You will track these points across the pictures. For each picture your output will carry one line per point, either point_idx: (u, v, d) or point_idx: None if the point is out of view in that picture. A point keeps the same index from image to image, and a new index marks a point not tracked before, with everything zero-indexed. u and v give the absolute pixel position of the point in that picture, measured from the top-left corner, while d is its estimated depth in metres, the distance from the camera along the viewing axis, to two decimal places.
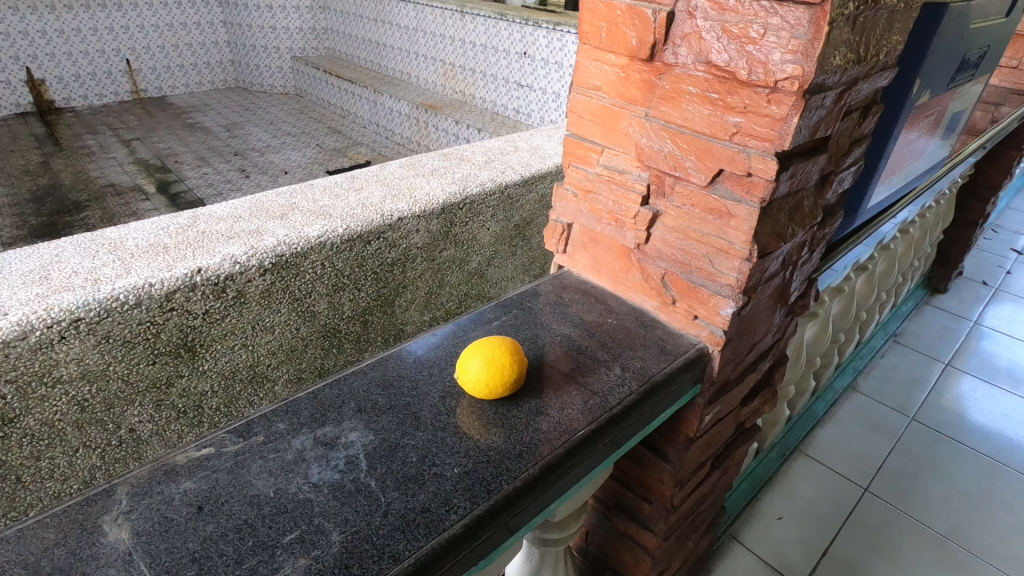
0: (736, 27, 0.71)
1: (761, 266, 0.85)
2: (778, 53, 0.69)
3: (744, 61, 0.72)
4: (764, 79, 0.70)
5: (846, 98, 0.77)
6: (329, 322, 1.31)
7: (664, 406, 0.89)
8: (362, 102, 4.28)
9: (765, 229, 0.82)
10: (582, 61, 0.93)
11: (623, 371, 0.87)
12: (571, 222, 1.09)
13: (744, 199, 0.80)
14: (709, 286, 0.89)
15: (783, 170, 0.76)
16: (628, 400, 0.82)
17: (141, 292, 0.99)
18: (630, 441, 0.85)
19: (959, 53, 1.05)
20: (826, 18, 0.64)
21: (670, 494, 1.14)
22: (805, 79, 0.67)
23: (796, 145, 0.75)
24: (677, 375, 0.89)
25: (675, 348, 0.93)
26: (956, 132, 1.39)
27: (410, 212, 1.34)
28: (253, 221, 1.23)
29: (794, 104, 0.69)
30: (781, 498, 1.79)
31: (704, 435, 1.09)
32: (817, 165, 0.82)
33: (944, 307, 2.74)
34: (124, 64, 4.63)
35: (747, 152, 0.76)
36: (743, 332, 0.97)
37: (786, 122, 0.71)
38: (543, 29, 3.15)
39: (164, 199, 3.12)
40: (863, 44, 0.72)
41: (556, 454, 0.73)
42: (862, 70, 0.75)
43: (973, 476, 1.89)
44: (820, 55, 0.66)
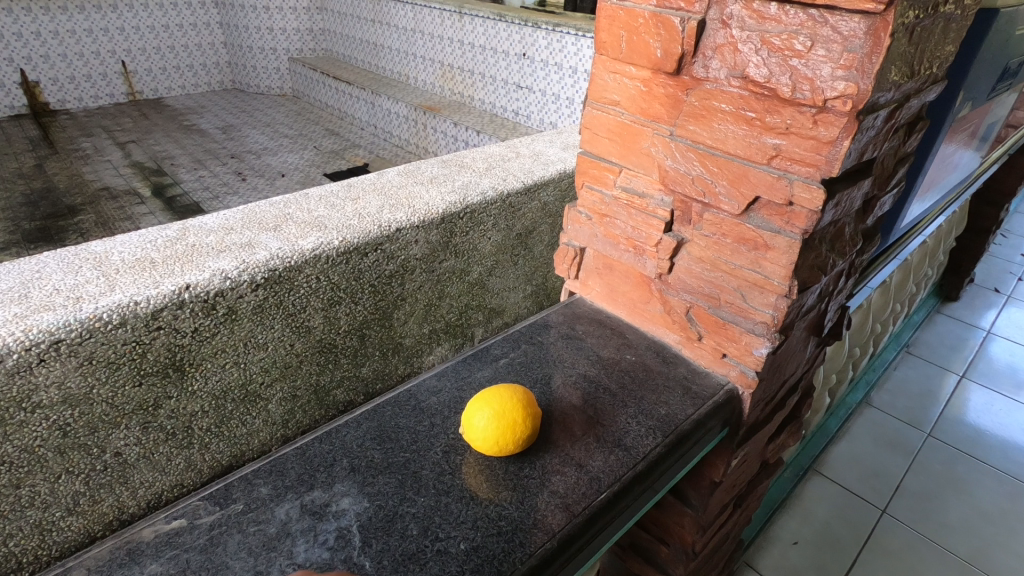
0: (778, 39, 0.66)
1: (800, 301, 0.80)
2: (827, 68, 0.63)
3: (786, 76, 0.66)
4: (811, 97, 0.65)
5: (897, 116, 0.71)
6: (325, 337, 1.24)
7: (691, 456, 0.85)
8: (359, 104, 4.22)
9: (805, 262, 0.76)
10: (599, 73, 0.87)
11: (645, 421, 0.83)
12: (584, 246, 1.04)
13: (783, 230, 0.74)
14: (741, 324, 0.84)
15: (829, 199, 0.70)
16: (654, 454, 0.78)
17: (126, 310, 0.92)
18: (657, 494, 0.81)
19: (1000, 61, 0.99)
20: (887, 30, 0.58)
21: (691, 539, 1.10)
22: (860, 98, 0.61)
23: (843, 170, 0.69)
24: (704, 422, 0.84)
25: (702, 390, 0.89)
26: (988, 141, 1.33)
27: (408, 222, 1.27)
28: (245, 232, 1.17)
29: (845, 126, 0.63)
30: (796, 521, 1.74)
31: (729, 477, 1.04)
32: (861, 191, 0.76)
33: (956, 316, 2.68)
34: (120, 66, 4.56)
35: (789, 178, 0.70)
36: (776, 369, 0.91)
37: (835, 146, 0.65)
38: (542, 30, 3.09)
39: (160, 202, 3.05)
40: (920, 56, 0.66)
41: (575, 524, 0.69)
42: (914, 85, 0.69)
43: (994, 495, 1.84)
44: (877, 71, 0.60)
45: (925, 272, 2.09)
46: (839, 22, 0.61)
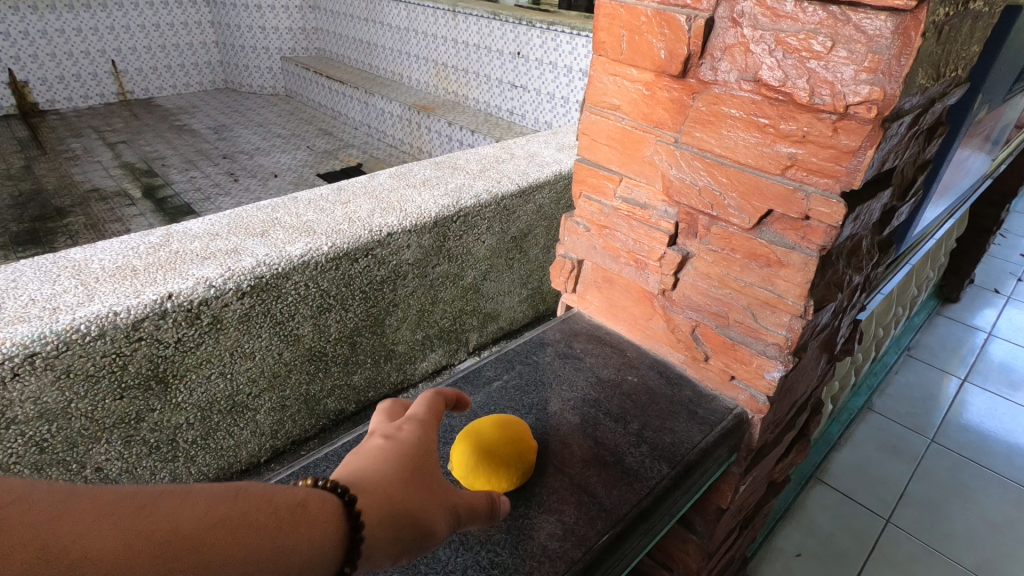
0: (794, 39, 0.61)
1: (814, 321, 0.76)
2: (849, 70, 0.59)
3: (804, 79, 0.62)
4: (831, 103, 0.60)
5: (920, 123, 0.67)
6: (314, 345, 1.19)
7: (698, 486, 0.80)
8: (353, 103, 4.16)
9: (821, 280, 0.72)
10: (597, 76, 0.83)
11: (650, 450, 0.79)
12: (582, 259, 1.00)
13: (799, 245, 0.70)
14: (752, 345, 0.80)
15: (849, 214, 0.66)
16: (660, 488, 0.74)
17: (104, 321, 0.87)
18: (663, 528, 0.77)
19: (1017, 62, 0.95)
20: (918, 28, 0.54)
21: (696, 566, 1.06)
22: (887, 103, 0.57)
23: (865, 181, 0.65)
24: (712, 450, 0.80)
25: (709, 414, 0.85)
26: (998, 143, 1.30)
27: (400, 226, 1.23)
28: (231, 238, 1.12)
29: (868, 134, 0.59)
30: (800, 533, 1.70)
31: (736, 502, 1.00)
32: (880, 202, 0.72)
33: (957, 318, 2.66)
34: (110, 66, 4.49)
35: (806, 190, 0.66)
36: (787, 390, 0.88)
37: (858, 156, 0.61)
38: (537, 28, 3.05)
39: (150, 204, 2.98)
40: (946, 58, 0.62)
41: (575, 569, 0.65)
42: (940, 89, 0.65)
43: (1000, 503, 1.80)
44: (906, 73, 0.56)
45: (926, 275, 2.06)
46: (863, 20, 0.56)
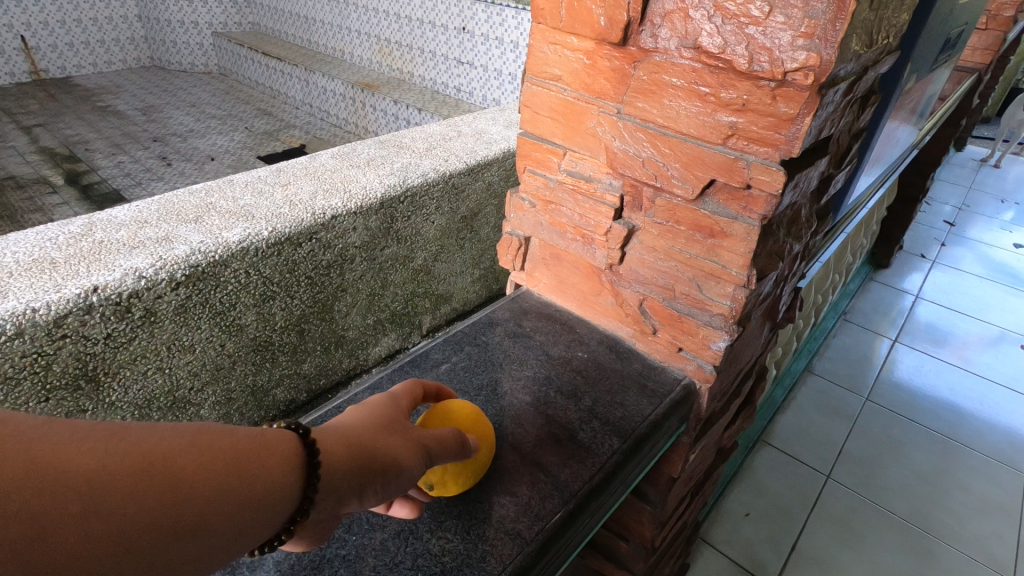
0: (734, 5, 0.61)
1: (757, 290, 0.77)
2: (786, 36, 0.59)
3: (742, 46, 0.61)
4: (769, 70, 0.61)
5: (854, 90, 0.68)
6: (259, 335, 1.15)
7: (650, 457, 0.82)
8: (292, 82, 3.98)
9: (762, 250, 0.73)
10: (537, 45, 0.81)
11: (601, 425, 0.79)
12: (529, 236, 0.99)
13: (741, 215, 0.71)
14: (697, 316, 0.81)
15: (788, 183, 0.67)
16: (611, 463, 0.75)
17: (21, 319, 0.80)
18: (616, 502, 0.78)
19: (942, 33, 0.98)
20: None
21: (650, 535, 1.08)
22: (823, 69, 0.58)
23: (803, 149, 0.66)
24: (662, 422, 0.82)
25: (658, 386, 0.86)
26: (925, 112, 1.35)
27: (345, 208, 1.18)
28: (161, 226, 1.04)
29: (805, 102, 0.60)
30: (748, 494, 1.78)
31: (687, 471, 1.03)
32: (817, 171, 0.74)
33: (888, 283, 2.81)
34: (19, 42, 4.12)
35: (746, 159, 0.67)
36: (733, 359, 0.90)
37: (795, 124, 0.62)
38: (482, 3, 2.97)
39: (74, 191, 2.78)
40: (877, 25, 0.63)
41: (528, 552, 0.64)
42: (872, 57, 0.66)
43: (926, 454, 1.94)
44: (841, 39, 0.56)
45: (861, 242, 2.16)
46: None
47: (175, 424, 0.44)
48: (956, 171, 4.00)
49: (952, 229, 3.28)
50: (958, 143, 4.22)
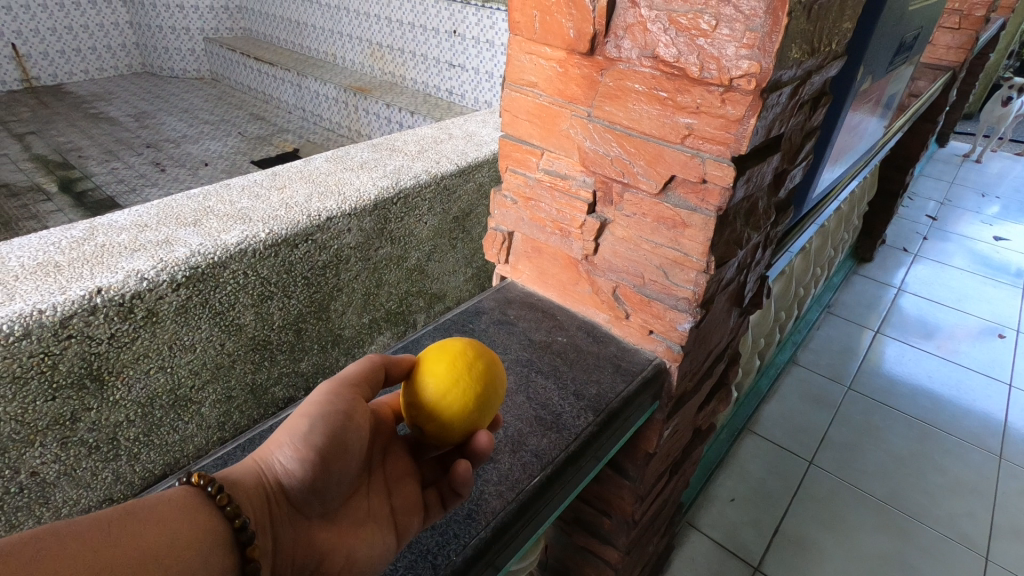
0: (685, 18, 0.66)
1: (718, 275, 0.83)
2: (731, 47, 0.64)
3: (694, 55, 0.67)
4: (718, 76, 0.66)
5: (800, 93, 0.74)
6: (258, 334, 1.19)
7: (623, 432, 0.88)
8: (285, 87, 4.02)
9: (720, 238, 0.79)
10: (515, 54, 0.86)
11: (578, 401, 0.85)
12: (512, 230, 1.04)
13: (700, 207, 0.76)
14: (664, 300, 0.87)
15: (739, 176, 0.72)
16: (586, 434, 0.80)
17: (29, 320, 0.84)
18: (593, 470, 0.84)
19: (896, 36, 1.05)
20: (785, 8, 0.59)
21: (631, 509, 1.14)
22: (763, 76, 0.63)
23: (753, 146, 0.71)
24: (634, 398, 0.87)
25: (631, 366, 0.92)
26: (891, 110, 1.41)
27: (340, 210, 1.23)
28: (161, 230, 1.09)
29: (750, 104, 0.65)
30: (733, 479, 1.84)
31: (663, 447, 1.09)
32: (771, 165, 0.79)
33: (871, 276, 2.88)
34: (10, 50, 4.12)
35: (702, 156, 0.72)
36: (701, 341, 0.95)
37: (742, 123, 0.67)
38: (471, 6, 3.03)
39: (68, 198, 2.81)
40: (818, 34, 0.69)
41: (509, 510, 0.70)
42: (816, 62, 0.72)
43: (905, 439, 2.00)
44: (778, 49, 0.62)
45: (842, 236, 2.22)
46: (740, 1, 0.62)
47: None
48: (939, 166, 4.08)
49: (935, 223, 3.36)
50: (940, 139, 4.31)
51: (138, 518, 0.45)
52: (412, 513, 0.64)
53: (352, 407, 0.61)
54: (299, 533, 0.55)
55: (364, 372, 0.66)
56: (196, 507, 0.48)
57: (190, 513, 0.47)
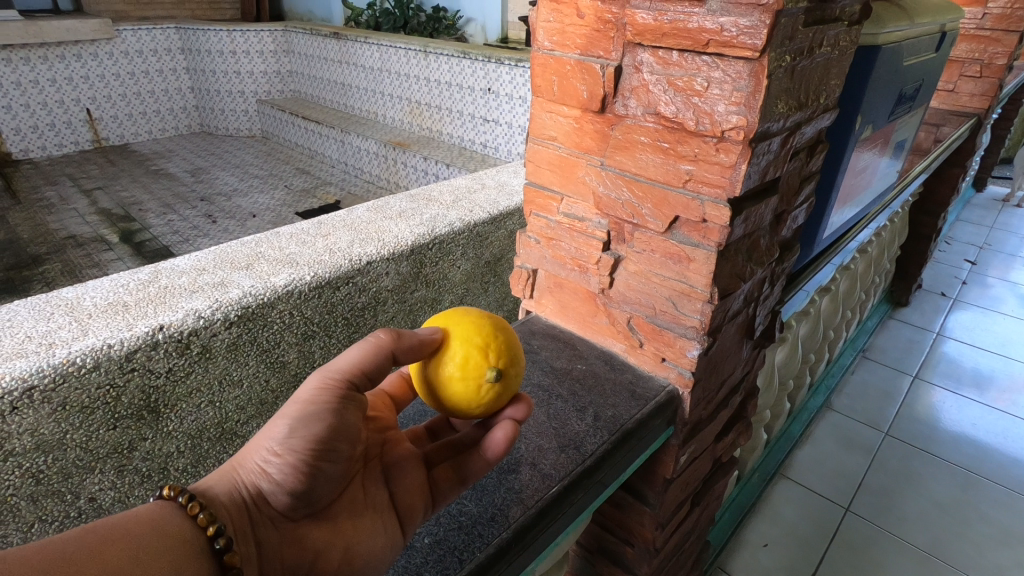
0: (681, 81, 0.74)
1: (724, 306, 0.88)
2: (722, 104, 0.72)
3: (690, 112, 0.75)
4: (711, 129, 0.73)
5: (792, 142, 0.81)
6: (300, 371, 1.27)
7: (638, 452, 0.92)
8: (329, 143, 4.29)
9: (724, 271, 0.85)
10: (537, 113, 0.96)
11: (595, 421, 0.90)
12: (536, 268, 1.11)
13: (701, 243, 0.82)
14: (674, 329, 0.92)
15: (737, 215, 0.78)
16: (601, 450, 0.85)
17: (99, 354, 0.93)
18: (608, 489, 0.88)
19: (895, 87, 1.11)
20: (765, 72, 0.67)
21: (652, 537, 1.16)
22: (750, 129, 0.70)
23: (747, 189, 0.78)
24: (648, 420, 0.92)
25: (645, 392, 0.96)
26: (903, 155, 1.46)
27: (379, 255, 1.32)
28: (217, 272, 1.18)
29: (740, 152, 0.72)
30: (765, 525, 1.81)
31: (681, 475, 1.12)
32: (770, 206, 0.85)
33: (907, 320, 2.83)
34: (84, 114, 4.53)
35: (701, 199, 0.79)
36: (712, 370, 1.00)
37: (735, 169, 0.74)
38: (505, 65, 3.24)
39: (128, 248, 3.03)
40: (803, 91, 0.77)
41: (529, 515, 0.75)
42: (805, 114, 0.80)
43: (948, 487, 1.94)
44: (762, 106, 0.69)
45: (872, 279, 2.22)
46: (728, 65, 0.70)
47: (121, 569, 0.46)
48: (977, 210, 4.02)
49: (974, 267, 3.30)
50: (975, 183, 4.27)
51: (107, 534, 0.48)
52: (412, 497, 0.71)
53: (341, 408, 0.64)
54: (286, 534, 0.62)
55: (364, 363, 0.66)
56: (168, 521, 0.53)
57: (160, 528, 0.52)
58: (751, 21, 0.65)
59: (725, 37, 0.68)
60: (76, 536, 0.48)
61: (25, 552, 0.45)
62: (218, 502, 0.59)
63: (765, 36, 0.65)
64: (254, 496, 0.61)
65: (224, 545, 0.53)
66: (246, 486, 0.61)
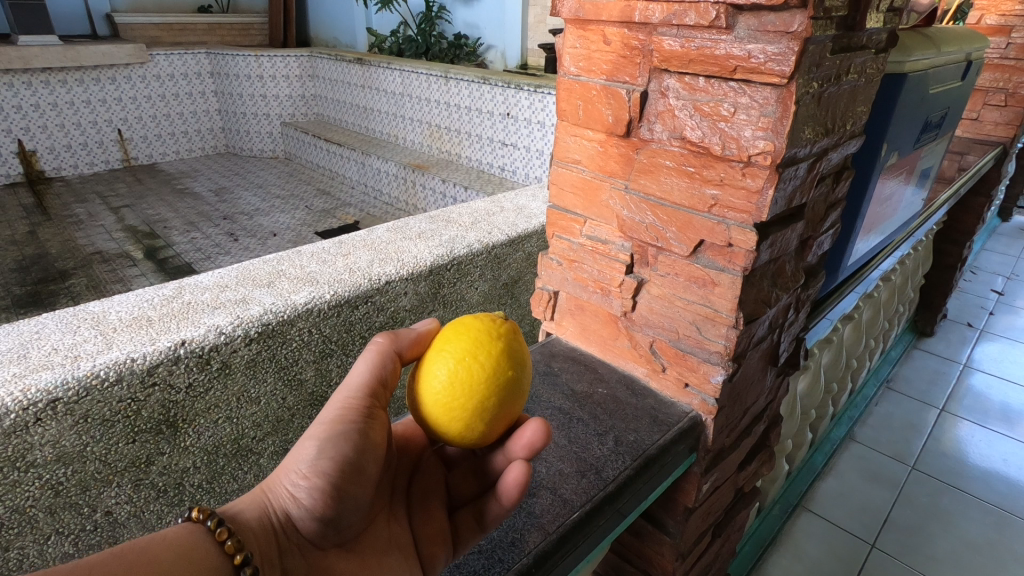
0: (708, 106, 0.75)
1: (748, 331, 0.87)
2: (749, 129, 0.72)
3: (716, 137, 0.75)
4: (738, 154, 0.73)
5: (818, 167, 0.80)
6: (317, 390, 1.27)
7: (660, 479, 0.91)
8: (350, 164, 4.36)
9: (749, 296, 0.84)
10: (561, 137, 0.97)
11: (616, 446, 0.89)
12: (557, 290, 1.11)
13: (727, 267, 0.82)
14: (698, 353, 0.91)
15: (762, 240, 0.78)
16: (623, 476, 0.84)
17: (122, 367, 0.94)
18: (628, 517, 0.86)
19: (920, 114, 1.11)
20: (792, 98, 0.67)
21: (672, 568, 1.14)
22: (777, 154, 0.70)
23: (773, 215, 0.77)
24: (671, 447, 0.91)
25: (668, 418, 0.95)
26: (928, 183, 1.44)
27: (398, 275, 1.33)
28: (239, 289, 1.20)
29: (767, 177, 0.72)
30: (787, 559, 1.76)
31: (703, 504, 1.09)
32: (795, 232, 0.85)
33: (932, 350, 2.77)
34: (116, 134, 4.67)
35: (726, 223, 0.79)
36: (735, 397, 0.98)
37: (762, 194, 0.74)
38: (524, 91, 3.29)
39: (152, 264, 3.10)
40: (829, 117, 0.77)
41: (549, 541, 0.75)
42: (831, 140, 0.80)
43: (979, 526, 1.87)
44: (789, 131, 0.69)
45: (896, 307, 2.18)
46: (755, 91, 0.70)
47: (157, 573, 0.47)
48: (1003, 240, 3.95)
49: (1001, 297, 3.23)
50: (1002, 212, 4.19)
51: (135, 557, 0.47)
52: (434, 545, 0.70)
53: (367, 427, 0.65)
54: (313, 563, 0.60)
55: (377, 372, 0.69)
56: (195, 546, 0.52)
57: (187, 553, 0.51)
58: (779, 48, 0.66)
59: (753, 64, 0.68)
60: (105, 558, 0.47)
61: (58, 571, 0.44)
62: (247, 526, 0.57)
63: (792, 63, 0.65)
64: (283, 523, 0.60)
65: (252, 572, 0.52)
66: (277, 512, 0.60)
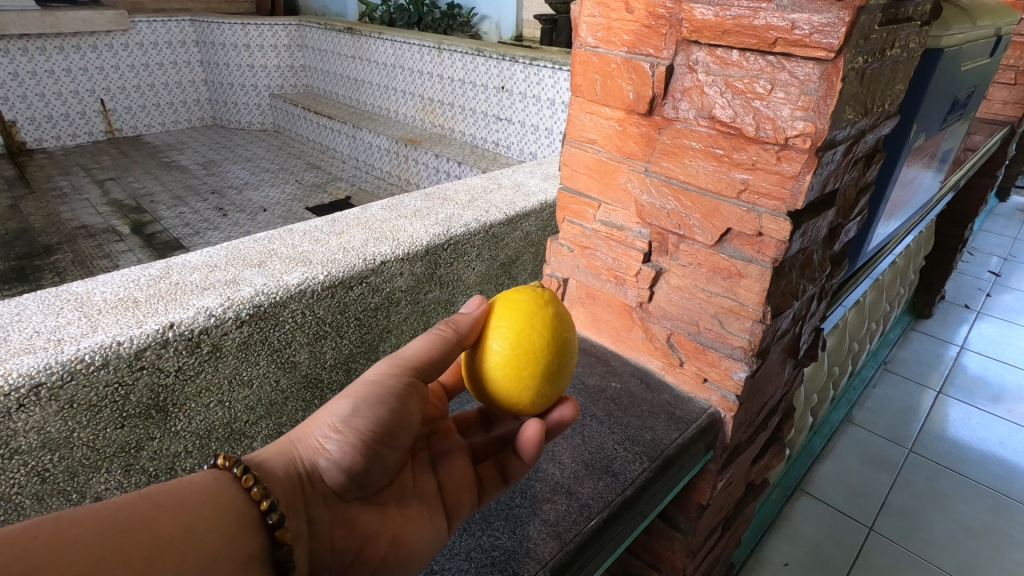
0: (741, 82, 0.70)
1: (773, 326, 0.83)
2: (787, 109, 0.67)
3: (750, 116, 0.70)
4: (773, 135, 0.69)
5: (854, 150, 0.76)
6: (310, 372, 1.22)
7: (679, 478, 0.88)
8: (339, 137, 4.26)
9: (777, 288, 0.80)
10: (576, 114, 0.92)
11: (633, 447, 0.86)
12: (567, 277, 1.07)
13: (755, 258, 0.78)
14: (720, 348, 0.87)
15: (796, 230, 0.74)
16: (641, 480, 0.81)
17: (108, 351, 0.90)
18: (647, 518, 0.84)
19: (949, 92, 1.06)
20: (839, 75, 0.63)
21: (682, 563, 1.13)
22: (818, 136, 0.66)
23: (808, 201, 0.73)
24: (689, 446, 0.88)
25: (686, 415, 0.92)
26: (947, 164, 1.41)
27: (393, 255, 1.27)
28: (229, 270, 1.14)
29: (806, 162, 0.68)
30: (786, 543, 1.76)
31: (716, 500, 1.07)
32: (825, 220, 0.81)
33: (930, 333, 2.77)
34: (99, 105, 4.51)
35: (758, 211, 0.75)
36: (755, 392, 0.95)
37: (798, 180, 0.70)
38: (519, 64, 3.19)
39: (139, 239, 3.01)
40: (870, 96, 0.72)
41: (566, 552, 0.72)
42: (869, 121, 0.75)
43: (976, 510, 1.88)
44: (832, 111, 0.65)
45: (898, 290, 2.16)
46: (796, 67, 0.66)
47: (177, 525, 0.47)
48: (1000, 221, 3.93)
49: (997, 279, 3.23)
50: (999, 192, 4.17)
51: (159, 502, 0.48)
52: (459, 493, 0.72)
53: (406, 393, 0.65)
54: (338, 515, 0.60)
55: (429, 350, 0.68)
56: (222, 492, 0.52)
57: (213, 497, 0.51)
58: (827, 18, 0.61)
59: (796, 36, 0.63)
60: (132, 501, 0.47)
61: (84, 513, 0.44)
62: (273, 475, 0.57)
63: (843, 34, 0.60)
64: (309, 474, 0.60)
65: (277, 520, 0.52)
66: (305, 463, 0.60)
